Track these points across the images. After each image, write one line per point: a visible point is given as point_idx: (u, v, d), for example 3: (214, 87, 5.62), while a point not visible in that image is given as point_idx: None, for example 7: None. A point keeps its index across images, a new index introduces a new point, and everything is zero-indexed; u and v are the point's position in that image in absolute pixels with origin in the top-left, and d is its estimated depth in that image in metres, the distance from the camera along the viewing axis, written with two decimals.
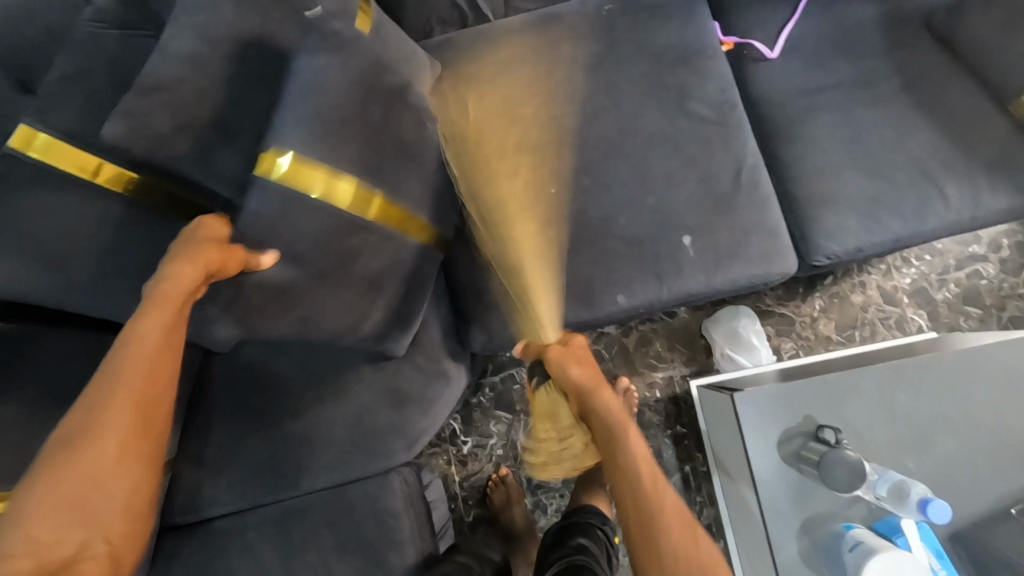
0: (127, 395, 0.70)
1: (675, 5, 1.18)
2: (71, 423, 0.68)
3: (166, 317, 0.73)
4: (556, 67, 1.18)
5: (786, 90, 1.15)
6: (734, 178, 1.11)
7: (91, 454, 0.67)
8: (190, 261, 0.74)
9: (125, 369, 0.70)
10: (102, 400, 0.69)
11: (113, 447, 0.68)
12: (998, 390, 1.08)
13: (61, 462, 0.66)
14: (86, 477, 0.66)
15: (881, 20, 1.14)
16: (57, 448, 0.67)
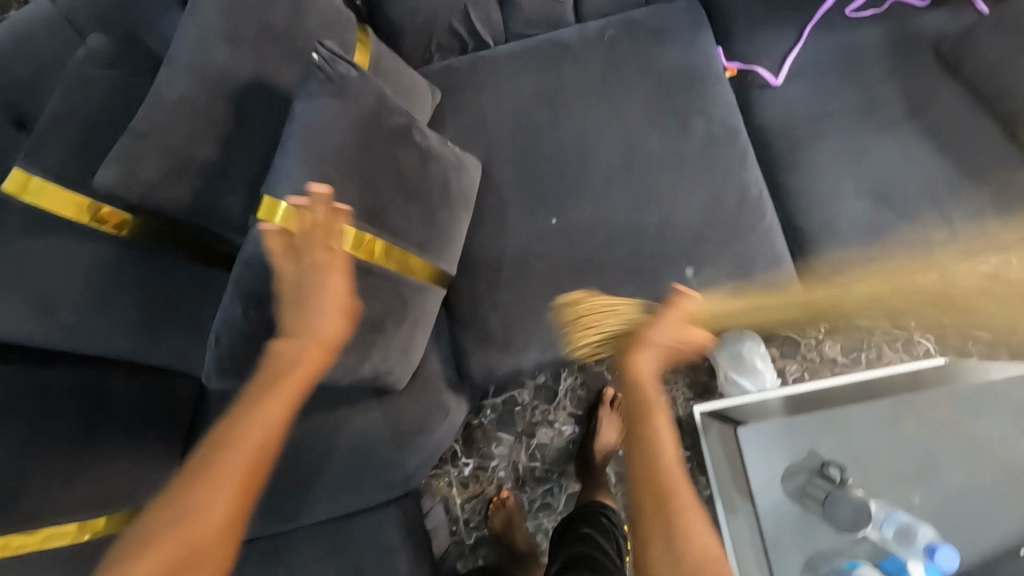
0: (228, 469, 0.66)
1: (678, 31, 1.16)
2: (179, 490, 0.65)
3: (283, 396, 0.71)
4: (558, 93, 1.16)
5: (789, 120, 1.13)
6: (740, 208, 1.09)
7: (189, 525, 0.63)
8: (315, 319, 0.74)
9: (237, 446, 0.68)
10: (214, 474, 0.66)
11: (212, 518, 0.64)
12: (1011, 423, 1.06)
13: (164, 529, 0.63)
14: (175, 547, 0.62)
15: (887, 47, 1.12)
16: (160, 519, 0.64)
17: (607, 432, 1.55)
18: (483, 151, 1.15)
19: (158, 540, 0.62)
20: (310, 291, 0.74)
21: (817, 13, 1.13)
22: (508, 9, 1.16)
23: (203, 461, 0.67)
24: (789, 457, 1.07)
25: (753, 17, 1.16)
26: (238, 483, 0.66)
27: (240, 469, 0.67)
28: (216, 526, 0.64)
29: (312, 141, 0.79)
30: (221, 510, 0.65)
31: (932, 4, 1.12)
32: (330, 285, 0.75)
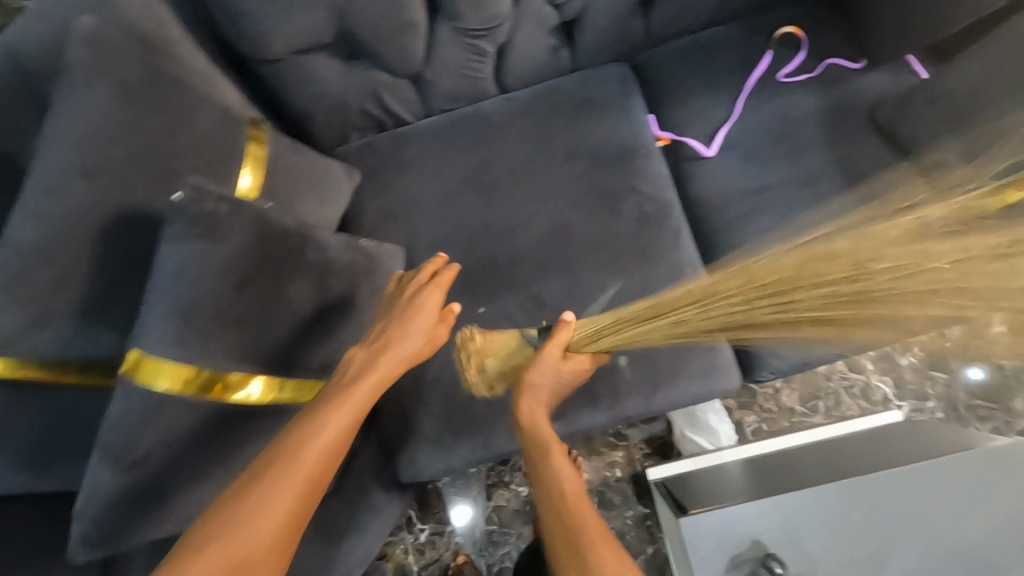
0: (290, 478, 0.61)
1: (607, 101, 1.11)
2: (233, 496, 0.59)
3: (350, 408, 0.68)
4: (483, 172, 1.11)
5: (724, 193, 1.09)
6: (673, 291, 1.05)
7: (237, 537, 0.57)
8: (399, 341, 0.74)
9: (302, 455, 0.63)
10: (274, 481, 0.60)
11: (268, 524, 0.58)
12: (967, 507, 1.02)
13: (210, 536, 0.56)
14: (225, 554, 0.56)
15: (821, 115, 1.08)
16: (211, 524, 0.57)
17: None
18: (406, 237, 1.09)
19: (208, 550, 0.55)
20: (406, 320, 0.76)
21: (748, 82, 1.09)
22: (423, 86, 1.05)
23: (262, 468, 0.62)
24: (734, 548, 1.04)
25: (684, 86, 1.13)
26: (296, 496, 0.61)
27: (302, 480, 0.62)
28: (270, 540, 0.58)
29: (181, 288, 0.69)
30: (276, 524, 0.59)
31: (866, 68, 1.09)
32: (421, 314, 0.76)
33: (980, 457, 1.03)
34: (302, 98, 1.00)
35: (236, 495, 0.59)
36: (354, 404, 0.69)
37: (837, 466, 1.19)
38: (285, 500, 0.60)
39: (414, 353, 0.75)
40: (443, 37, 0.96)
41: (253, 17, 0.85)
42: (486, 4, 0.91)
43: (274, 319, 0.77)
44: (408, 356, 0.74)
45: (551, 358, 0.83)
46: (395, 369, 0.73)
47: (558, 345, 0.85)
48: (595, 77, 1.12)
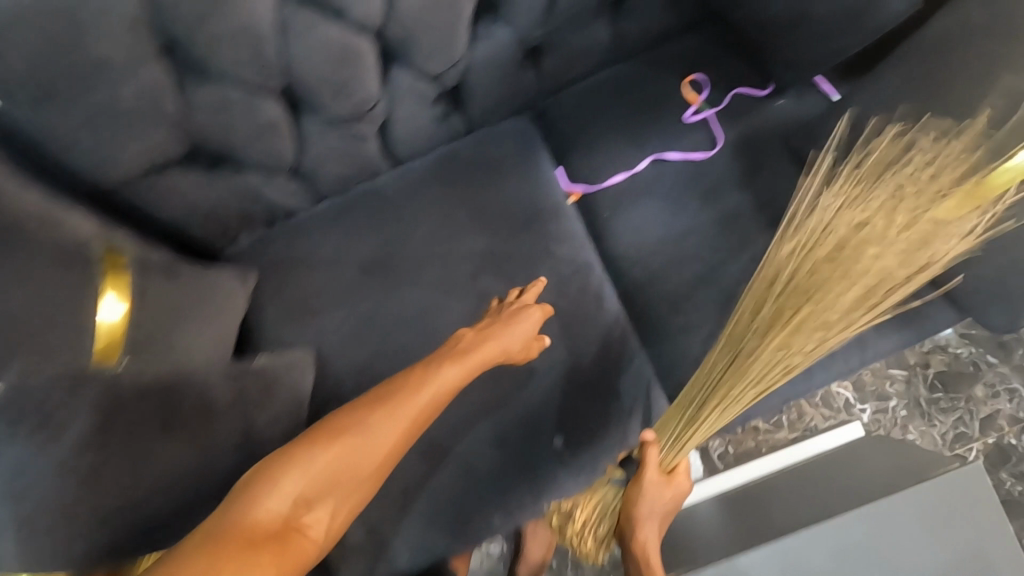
0: (409, 408, 0.71)
1: (509, 163, 1.04)
2: (364, 409, 0.69)
3: (464, 368, 0.78)
4: (389, 254, 1.03)
5: (644, 245, 1.03)
6: (602, 357, 0.99)
7: (361, 446, 0.66)
8: (511, 336, 0.85)
9: (420, 394, 0.73)
10: (397, 404, 0.71)
11: (387, 445, 0.68)
12: (932, 545, 0.97)
13: (342, 437, 0.66)
14: (348, 457, 0.65)
15: (732, 152, 1.03)
16: (341, 428, 0.67)
17: (532, 549, 1.35)
18: (313, 336, 1.01)
19: (342, 441, 0.66)
20: (517, 322, 0.88)
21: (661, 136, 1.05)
22: (306, 177, 0.97)
23: (389, 394, 0.72)
24: None
25: (588, 135, 1.07)
26: (411, 425, 0.71)
27: (415, 413, 0.71)
28: (380, 457, 0.67)
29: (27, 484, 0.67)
30: (390, 446, 0.69)
31: (772, 95, 1.04)
32: (525, 320, 0.88)
33: (947, 482, 0.99)
34: (172, 209, 0.91)
35: (366, 410, 0.69)
36: (465, 368, 0.79)
37: (802, 499, 1.13)
38: (399, 426, 0.70)
39: (512, 348, 0.86)
40: (311, 130, 0.88)
41: (84, 147, 0.75)
42: (350, 91, 0.83)
43: (146, 487, 0.73)
44: (510, 353, 0.86)
45: (649, 483, 0.85)
46: (496, 354, 0.83)
47: (652, 468, 0.85)
48: (493, 138, 1.06)
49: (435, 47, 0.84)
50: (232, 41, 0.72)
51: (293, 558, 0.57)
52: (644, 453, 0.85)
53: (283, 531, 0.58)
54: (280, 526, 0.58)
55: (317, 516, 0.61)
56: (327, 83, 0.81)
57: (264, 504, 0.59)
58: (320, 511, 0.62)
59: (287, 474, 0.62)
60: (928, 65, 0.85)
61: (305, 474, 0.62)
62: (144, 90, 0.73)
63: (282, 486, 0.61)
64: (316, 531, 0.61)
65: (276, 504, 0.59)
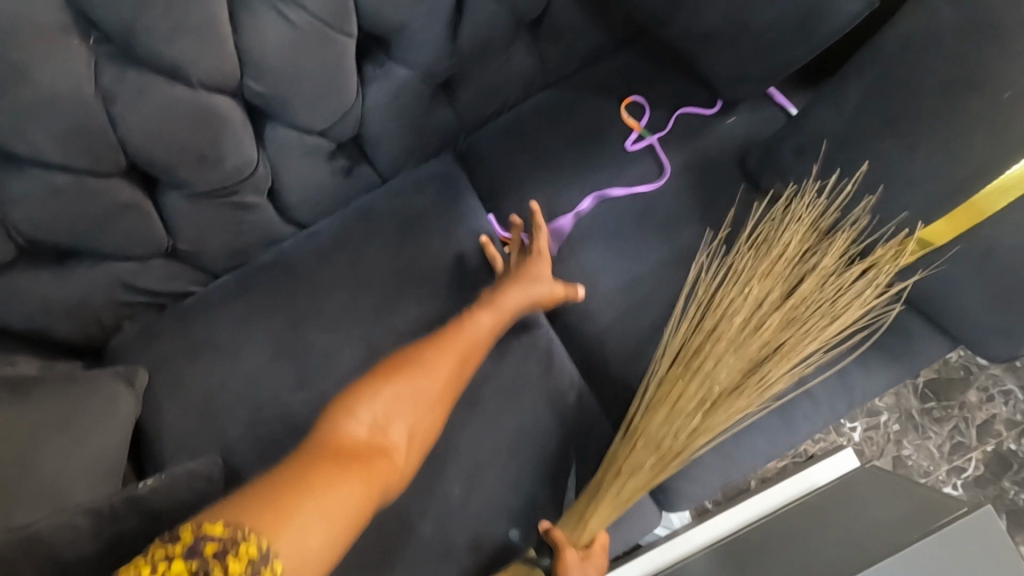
0: (459, 343, 0.76)
1: (433, 214, 0.91)
2: (418, 347, 0.74)
3: (500, 309, 0.81)
4: (299, 333, 0.88)
5: (593, 294, 0.90)
6: (557, 432, 0.86)
7: (423, 379, 0.71)
8: (538, 275, 0.84)
9: (466, 333, 0.77)
10: (449, 340, 0.75)
11: (448, 374, 0.73)
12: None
13: (407, 370, 0.71)
14: (417, 388, 0.70)
15: (682, 181, 0.91)
16: (406, 361, 0.72)
17: None
18: (220, 442, 0.85)
19: (405, 374, 0.70)
20: (538, 265, 0.85)
21: (603, 169, 0.92)
22: (191, 255, 0.82)
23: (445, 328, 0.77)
24: None
25: (520, 173, 0.93)
26: (467, 357, 0.76)
27: (466, 346, 0.76)
28: (445, 384, 0.73)
29: None
30: (448, 375, 0.73)
31: (721, 114, 0.93)
32: (544, 269, 0.85)
33: (948, 532, 0.88)
34: (21, 315, 0.75)
35: (424, 344, 0.74)
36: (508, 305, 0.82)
37: (808, 542, 1.01)
38: (457, 359, 0.75)
39: (542, 295, 0.84)
40: (180, 209, 0.73)
41: None
42: (217, 160, 0.69)
43: None
44: (543, 292, 0.84)
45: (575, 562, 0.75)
46: (525, 300, 0.82)
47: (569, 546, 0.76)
48: (413, 186, 0.92)
49: (316, 97, 0.70)
50: (43, 119, 0.57)
51: (385, 470, 0.63)
52: (553, 533, 0.76)
53: (370, 450, 0.63)
54: (369, 446, 0.64)
55: (399, 438, 0.67)
56: (186, 155, 0.67)
57: (346, 429, 0.64)
58: (400, 431, 0.67)
59: (363, 403, 0.67)
60: (892, 71, 0.74)
61: (378, 403, 0.67)
62: None
63: (359, 412, 0.66)
64: (400, 451, 0.66)
65: (358, 426, 0.65)
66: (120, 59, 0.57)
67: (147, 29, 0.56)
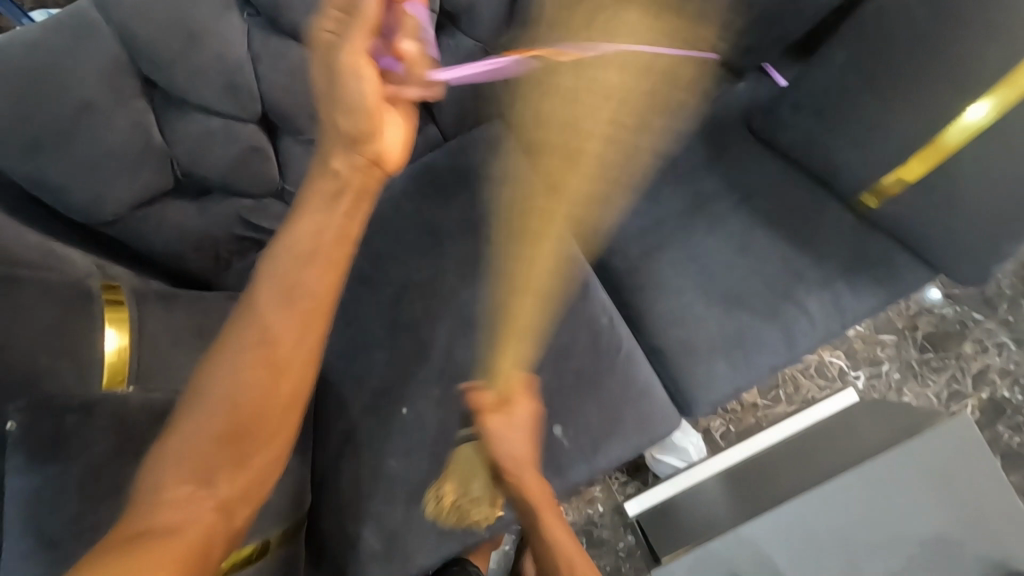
0: (270, 336, 0.60)
1: (486, 168, 1.08)
2: (213, 369, 0.59)
3: (320, 251, 0.62)
4: (375, 268, 1.06)
5: (621, 234, 1.07)
6: (593, 348, 1.02)
7: (219, 413, 0.58)
8: (387, 118, 0.63)
9: (274, 311, 0.60)
10: (245, 341, 0.59)
11: (266, 375, 0.59)
12: (934, 500, 1.00)
13: (191, 412, 0.58)
14: (229, 413, 0.58)
15: (698, 139, 1.08)
16: (194, 396, 0.59)
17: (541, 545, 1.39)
18: None
19: (204, 412, 0.58)
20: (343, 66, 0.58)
21: None
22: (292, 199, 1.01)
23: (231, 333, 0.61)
24: None
25: None
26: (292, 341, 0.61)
27: (273, 344, 0.60)
28: (265, 392, 0.59)
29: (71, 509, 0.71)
30: (250, 385, 0.59)
31: (731, 82, 1.09)
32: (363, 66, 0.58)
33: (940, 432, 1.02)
34: (163, 244, 0.93)
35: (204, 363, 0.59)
36: (318, 214, 0.62)
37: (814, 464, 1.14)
38: (272, 352, 0.60)
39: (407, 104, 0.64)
40: (292, 155, 0.92)
41: (77, 187, 0.77)
42: None
43: None
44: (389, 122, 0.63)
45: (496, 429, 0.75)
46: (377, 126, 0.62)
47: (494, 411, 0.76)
48: (468, 145, 1.09)
49: None
50: (208, 76, 0.77)
51: (197, 538, 0.54)
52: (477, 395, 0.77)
53: (170, 525, 0.54)
54: (171, 516, 0.54)
55: (215, 491, 0.57)
56: (302, 108, 0.86)
57: (154, 497, 0.55)
58: (221, 478, 0.58)
59: (152, 472, 0.56)
60: (871, 37, 0.90)
61: (183, 454, 0.57)
62: (128, 130, 0.77)
63: (159, 475, 0.56)
64: (224, 498, 0.58)
65: (165, 489, 0.55)
66: (267, 31, 0.80)
67: (291, 7, 0.79)
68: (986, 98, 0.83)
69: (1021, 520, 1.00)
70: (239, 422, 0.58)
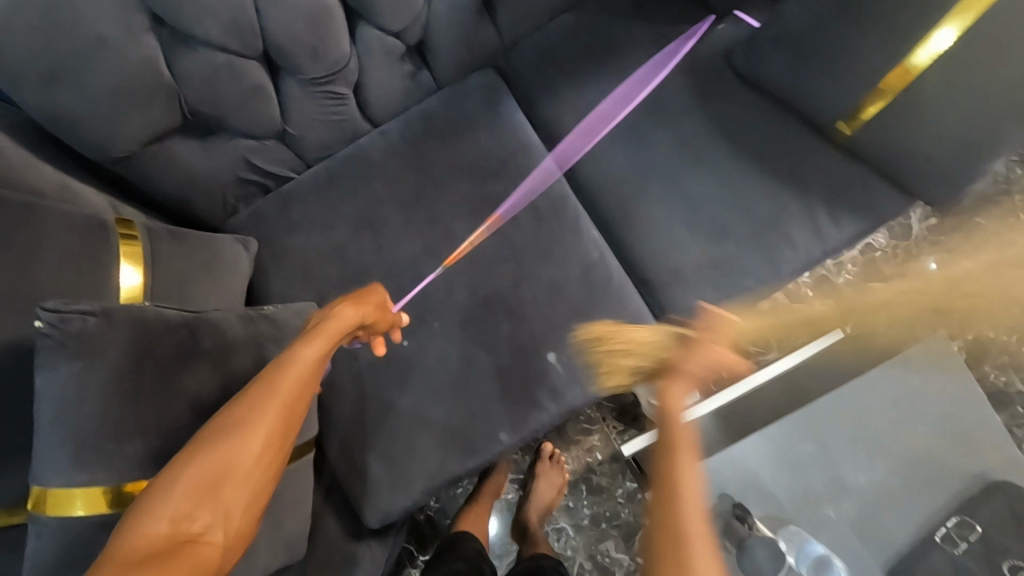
0: (275, 395, 0.72)
1: (481, 113, 1.12)
2: (219, 423, 0.69)
3: (324, 337, 0.79)
4: (375, 211, 1.10)
5: (611, 173, 1.11)
6: (584, 280, 1.06)
7: (226, 457, 0.66)
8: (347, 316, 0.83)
9: (280, 380, 0.73)
10: (260, 399, 0.71)
11: (261, 441, 0.69)
12: (912, 420, 1.08)
13: (204, 449, 0.66)
14: (228, 460, 0.66)
15: (682, 80, 1.12)
16: (203, 441, 0.67)
17: (543, 489, 1.44)
18: (316, 293, 1.08)
19: (209, 453, 0.66)
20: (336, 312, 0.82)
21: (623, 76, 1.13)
22: (294, 142, 1.06)
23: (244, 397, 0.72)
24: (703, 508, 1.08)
25: (548, 78, 1.14)
26: (282, 407, 0.72)
27: (283, 404, 0.72)
28: (257, 449, 0.68)
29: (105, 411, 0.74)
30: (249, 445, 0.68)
31: (712, 24, 1.13)
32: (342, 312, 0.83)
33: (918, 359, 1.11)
34: (171, 184, 0.98)
35: (216, 420, 0.69)
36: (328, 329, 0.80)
37: (803, 392, 1.17)
38: (268, 420, 0.70)
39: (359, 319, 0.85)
40: (294, 94, 0.97)
41: (90, 120, 0.82)
42: (323, 52, 0.92)
43: None
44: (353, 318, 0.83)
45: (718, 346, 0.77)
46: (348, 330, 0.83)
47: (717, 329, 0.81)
48: (462, 92, 1.13)
49: (396, 6, 0.93)
50: (214, 13, 0.81)
51: (188, 566, 0.59)
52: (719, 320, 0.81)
53: (171, 547, 0.60)
54: (168, 542, 0.60)
55: (203, 524, 0.63)
56: (302, 47, 0.90)
57: (147, 527, 0.60)
58: (211, 521, 0.64)
59: (158, 498, 0.62)
60: None
61: (180, 494, 0.63)
62: (138, 65, 0.81)
63: (158, 508, 0.62)
64: (208, 543, 0.63)
65: (160, 527, 0.61)
66: None
67: None
68: (951, 23, 0.86)
69: (999, 446, 1.07)
70: (234, 471, 0.66)
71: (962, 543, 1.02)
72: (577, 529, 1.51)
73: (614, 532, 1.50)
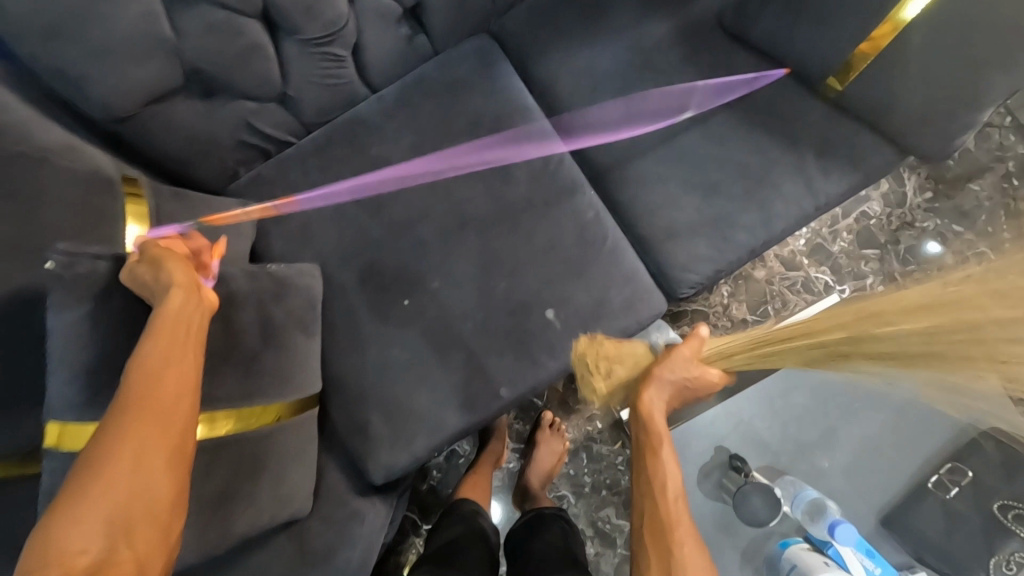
0: (143, 402, 0.67)
1: (475, 77, 1.13)
2: (87, 458, 0.62)
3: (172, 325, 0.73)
4: (374, 173, 1.12)
5: (605, 133, 1.13)
6: (580, 237, 1.09)
7: (106, 485, 0.61)
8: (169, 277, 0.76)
9: (139, 387, 0.68)
10: (121, 416, 0.65)
11: (132, 447, 0.64)
12: None
13: (81, 483, 0.60)
14: (112, 480, 0.61)
15: (674, 40, 1.13)
16: (73, 481, 0.60)
17: (544, 456, 1.44)
18: (316, 255, 1.11)
19: (86, 486, 0.60)
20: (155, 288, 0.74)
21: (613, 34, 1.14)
22: (293, 105, 1.08)
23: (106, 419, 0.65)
24: (700, 461, 1.13)
25: (541, 41, 1.15)
26: (146, 409, 0.67)
27: (150, 407, 0.67)
28: (136, 456, 0.64)
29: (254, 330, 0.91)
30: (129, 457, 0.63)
31: None
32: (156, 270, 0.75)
33: None
34: (173, 146, 1.00)
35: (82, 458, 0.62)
36: (173, 317, 0.74)
37: None
38: (137, 426, 0.65)
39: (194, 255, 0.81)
40: (292, 54, 0.99)
41: (94, 76, 0.84)
42: (319, 11, 0.94)
43: None
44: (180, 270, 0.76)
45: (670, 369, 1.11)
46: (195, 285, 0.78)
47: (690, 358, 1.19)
48: (457, 56, 1.14)
49: None
50: None
51: None
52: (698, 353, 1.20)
53: None
54: None
55: (113, 550, 0.58)
56: (299, 4, 0.92)
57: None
58: (122, 547, 0.59)
59: (46, 548, 0.56)
60: None
61: (70, 532, 0.57)
62: (139, 20, 0.83)
63: (57, 554, 0.55)
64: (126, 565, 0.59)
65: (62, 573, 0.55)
66: None
67: None
68: None
69: None
70: (124, 488, 0.61)
71: (954, 487, 1.05)
72: (578, 495, 1.53)
73: (615, 497, 1.52)
